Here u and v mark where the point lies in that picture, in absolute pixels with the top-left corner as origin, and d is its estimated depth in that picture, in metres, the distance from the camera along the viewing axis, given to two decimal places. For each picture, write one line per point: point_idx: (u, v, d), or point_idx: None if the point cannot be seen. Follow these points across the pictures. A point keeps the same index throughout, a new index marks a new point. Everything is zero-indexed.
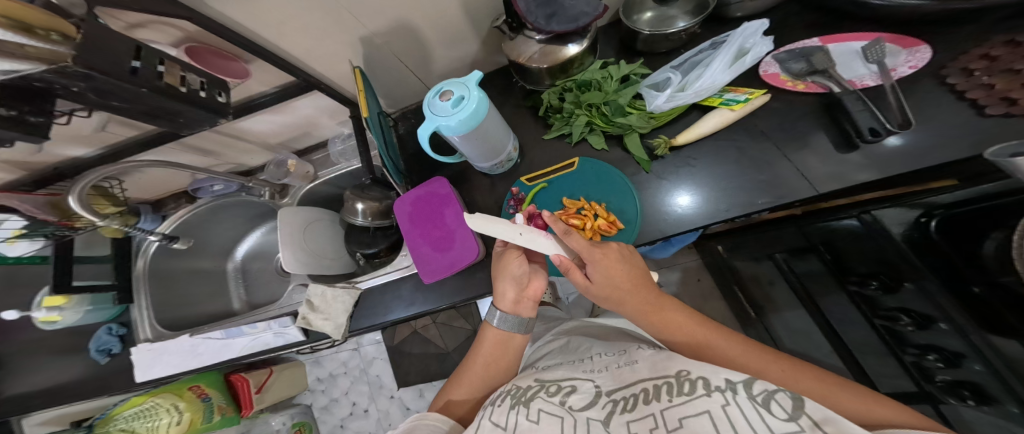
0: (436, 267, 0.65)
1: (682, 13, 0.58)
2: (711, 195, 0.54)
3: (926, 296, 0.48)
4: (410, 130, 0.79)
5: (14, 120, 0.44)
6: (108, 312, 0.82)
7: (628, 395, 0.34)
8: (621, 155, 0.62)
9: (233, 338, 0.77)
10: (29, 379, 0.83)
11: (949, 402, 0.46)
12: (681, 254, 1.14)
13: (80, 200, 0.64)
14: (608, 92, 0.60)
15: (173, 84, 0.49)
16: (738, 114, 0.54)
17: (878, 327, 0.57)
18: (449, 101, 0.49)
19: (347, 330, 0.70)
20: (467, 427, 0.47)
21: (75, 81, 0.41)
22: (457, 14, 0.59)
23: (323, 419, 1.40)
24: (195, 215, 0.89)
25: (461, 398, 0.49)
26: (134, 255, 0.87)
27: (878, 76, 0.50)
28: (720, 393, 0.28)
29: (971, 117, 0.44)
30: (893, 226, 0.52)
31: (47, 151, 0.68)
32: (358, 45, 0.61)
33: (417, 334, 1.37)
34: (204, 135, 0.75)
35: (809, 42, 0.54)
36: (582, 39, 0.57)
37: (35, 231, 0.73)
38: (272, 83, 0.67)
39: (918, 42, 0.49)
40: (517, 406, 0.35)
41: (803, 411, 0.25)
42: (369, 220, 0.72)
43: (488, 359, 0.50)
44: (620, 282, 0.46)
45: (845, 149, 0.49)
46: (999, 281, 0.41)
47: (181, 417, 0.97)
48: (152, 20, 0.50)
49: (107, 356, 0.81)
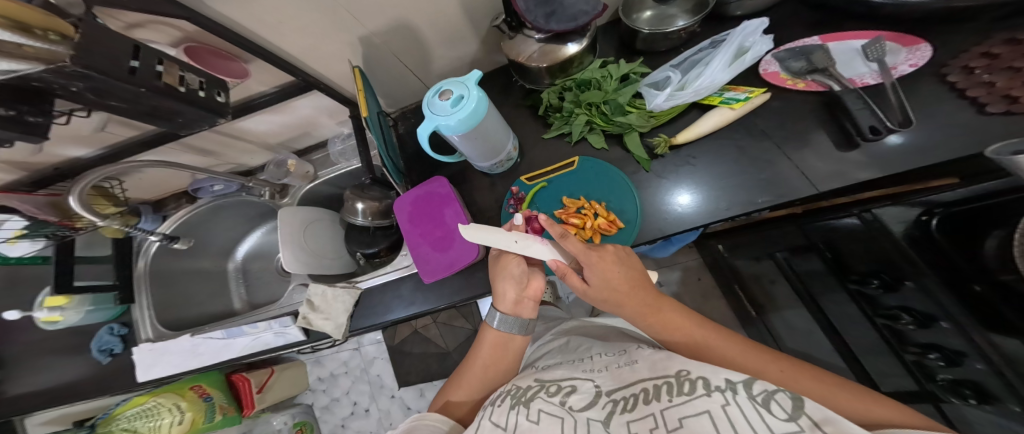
0: (435, 267, 0.65)
1: (681, 12, 0.58)
2: (711, 194, 0.54)
3: (926, 294, 0.48)
4: (410, 130, 0.79)
5: (13, 120, 0.44)
6: (108, 312, 0.82)
7: (628, 395, 0.34)
8: (620, 154, 0.62)
9: (233, 339, 0.77)
10: (32, 378, 0.83)
11: (951, 401, 0.46)
12: (681, 253, 1.14)
13: (80, 200, 0.64)
14: (607, 91, 0.60)
15: (171, 83, 0.49)
16: (738, 113, 0.54)
17: (879, 325, 0.57)
18: (449, 100, 0.49)
19: (348, 329, 0.70)
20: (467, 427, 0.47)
21: (73, 81, 0.41)
22: (456, 14, 0.59)
23: (323, 418, 1.40)
24: (196, 215, 0.90)
25: (461, 400, 0.49)
26: (134, 255, 0.87)
27: (878, 75, 0.49)
28: (720, 393, 0.28)
29: (972, 116, 0.44)
30: (893, 224, 0.51)
31: (47, 151, 0.69)
32: (357, 45, 0.61)
33: (417, 334, 1.37)
34: (203, 135, 0.75)
35: (809, 40, 0.54)
36: (582, 38, 0.57)
37: (35, 231, 0.73)
38: (272, 83, 0.67)
39: (918, 40, 0.48)
40: (517, 406, 0.36)
41: (803, 411, 0.25)
42: (369, 220, 0.73)
43: (488, 361, 0.50)
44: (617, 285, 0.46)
45: (845, 148, 0.49)
46: (1001, 279, 0.41)
47: (183, 417, 0.97)
48: (151, 20, 0.50)
49: (109, 356, 0.81)
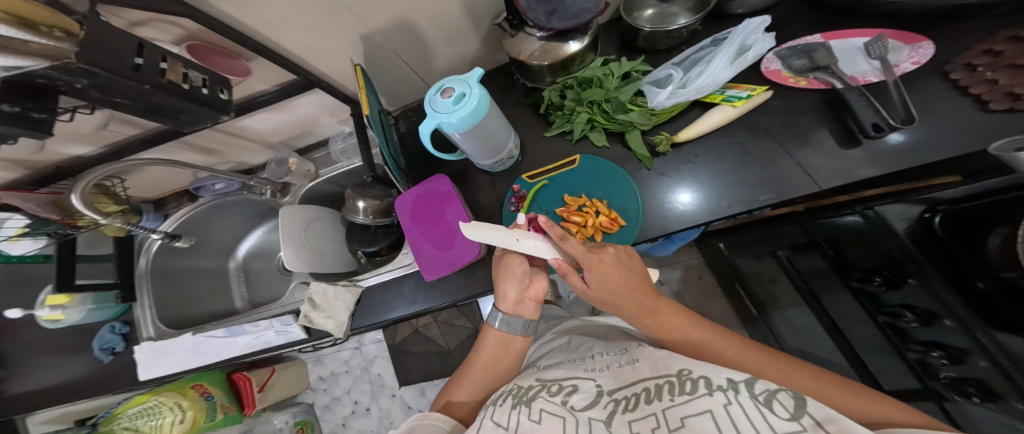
0: (437, 265, 0.65)
1: (682, 10, 0.58)
2: (713, 192, 0.54)
3: (929, 292, 0.48)
4: (411, 129, 0.79)
5: (17, 116, 0.44)
6: (111, 311, 0.83)
7: (629, 394, 0.34)
8: (621, 152, 0.62)
9: (234, 337, 0.77)
10: (35, 377, 0.83)
11: (954, 399, 0.47)
12: (681, 252, 1.14)
13: (82, 199, 0.64)
14: (608, 90, 0.60)
15: (175, 81, 0.49)
16: (739, 111, 0.54)
17: (881, 323, 0.57)
18: (451, 98, 0.49)
19: (348, 328, 0.70)
20: (467, 427, 0.47)
21: (77, 78, 0.41)
22: (457, 12, 0.59)
23: (325, 417, 1.40)
24: (197, 214, 0.90)
25: (461, 400, 0.49)
26: (136, 254, 0.87)
27: (880, 73, 0.49)
28: (721, 392, 0.28)
29: (974, 114, 0.44)
30: (896, 222, 0.53)
31: (49, 149, 0.69)
32: (358, 43, 0.61)
33: (417, 333, 1.38)
34: (204, 134, 0.75)
35: (810, 38, 0.54)
36: (583, 36, 0.57)
37: (37, 230, 0.73)
38: (273, 82, 0.67)
39: (919, 38, 0.48)
40: (518, 405, 0.36)
41: (805, 411, 0.25)
42: (370, 218, 0.72)
43: (489, 361, 0.50)
44: (616, 288, 0.46)
45: (846, 145, 0.49)
46: (1003, 276, 0.40)
47: (184, 415, 0.98)
48: (153, 18, 0.50)
49: (110, 354, 0.81)
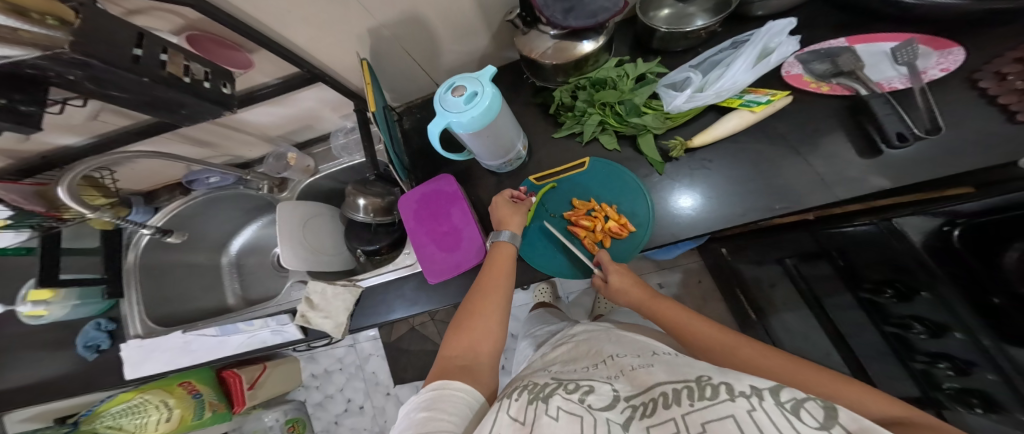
0: (441, 267, 0.63)
1: (699, 11, 0.57)
2: (724, 199, 0.53)
3: (943, 304, 0.49)
4: (415, 126, 0.77)
5: (5, 109, 0.41)
6: (95, 307, 0.78)
7: (646, 400, 0.32)
8: (632, 155, 0.61)
9: (228, 336, 0.74)
10: (15, 375, 0.80)
11: (953, 409, 0.48)
12: (682, 255, 1.15)
13: (70, 191, 0.60)
14: (623, 91, 0.58)
15: (176, 73, 0.47)
16: (758, 117, 0.53)
17: (888, 334, 0.58)
18: (462, 97, 0.47)
19: (347, 328, 0.68)
20: (476, 363, 0.42)
21: (72, 69, 0.39)
22: (470, 8, 0.57)
23: (316, 415, 1.38)
24: (190, 207, 0.87)
25: (478, 344, 0.44)
26: (124, 247, 0.83)
27: (907, 80, 0.49)
28: (745, 399, 0.27)
29: (1002, 125, 0.44)
30: (914, 234, 0.51)
31: (36, 139, 0.65)
32: (367, 35, 0.58)
33: (415, 331, 1.36)
34: (202, 126, 0.72)
35: (835, 42, 0.53)
36: (598, 36, 0.55)
37: (21, 222, 0.68)
38: (274, 75, 0.64)
39: (950, 44, 0.47)
40: (534, 401, 0.33)
41: (837, 421, 0.24)
42: (370, 216, 0.70)
43: (491, 268, 0.51)
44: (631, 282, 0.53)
45: (867, 155, 0.49)
46: (1017, 290, 0.43)
47: (170, 414, 0.95)
48: (152, 6, 0.46)
49: (95, 352, 0.77)
